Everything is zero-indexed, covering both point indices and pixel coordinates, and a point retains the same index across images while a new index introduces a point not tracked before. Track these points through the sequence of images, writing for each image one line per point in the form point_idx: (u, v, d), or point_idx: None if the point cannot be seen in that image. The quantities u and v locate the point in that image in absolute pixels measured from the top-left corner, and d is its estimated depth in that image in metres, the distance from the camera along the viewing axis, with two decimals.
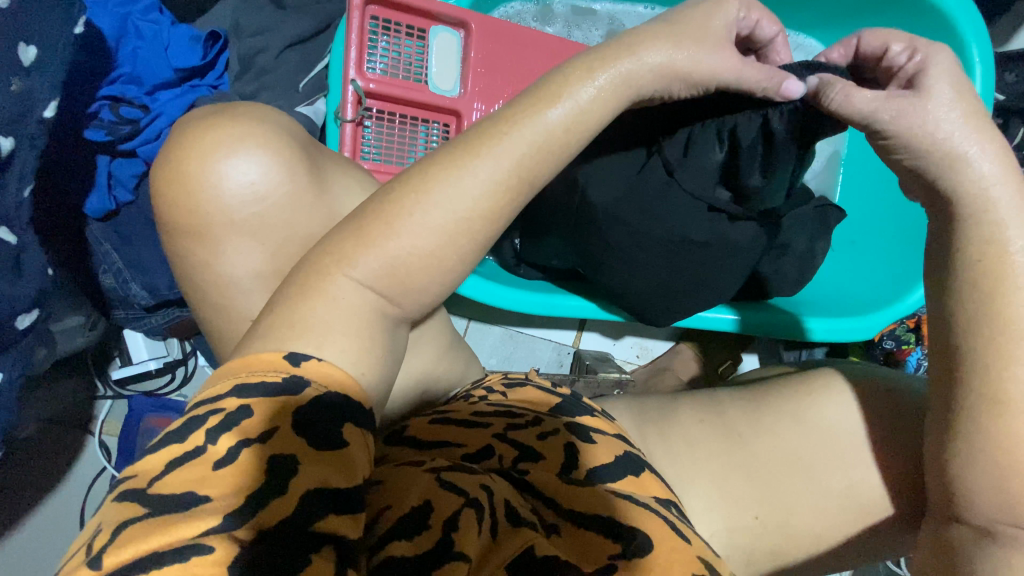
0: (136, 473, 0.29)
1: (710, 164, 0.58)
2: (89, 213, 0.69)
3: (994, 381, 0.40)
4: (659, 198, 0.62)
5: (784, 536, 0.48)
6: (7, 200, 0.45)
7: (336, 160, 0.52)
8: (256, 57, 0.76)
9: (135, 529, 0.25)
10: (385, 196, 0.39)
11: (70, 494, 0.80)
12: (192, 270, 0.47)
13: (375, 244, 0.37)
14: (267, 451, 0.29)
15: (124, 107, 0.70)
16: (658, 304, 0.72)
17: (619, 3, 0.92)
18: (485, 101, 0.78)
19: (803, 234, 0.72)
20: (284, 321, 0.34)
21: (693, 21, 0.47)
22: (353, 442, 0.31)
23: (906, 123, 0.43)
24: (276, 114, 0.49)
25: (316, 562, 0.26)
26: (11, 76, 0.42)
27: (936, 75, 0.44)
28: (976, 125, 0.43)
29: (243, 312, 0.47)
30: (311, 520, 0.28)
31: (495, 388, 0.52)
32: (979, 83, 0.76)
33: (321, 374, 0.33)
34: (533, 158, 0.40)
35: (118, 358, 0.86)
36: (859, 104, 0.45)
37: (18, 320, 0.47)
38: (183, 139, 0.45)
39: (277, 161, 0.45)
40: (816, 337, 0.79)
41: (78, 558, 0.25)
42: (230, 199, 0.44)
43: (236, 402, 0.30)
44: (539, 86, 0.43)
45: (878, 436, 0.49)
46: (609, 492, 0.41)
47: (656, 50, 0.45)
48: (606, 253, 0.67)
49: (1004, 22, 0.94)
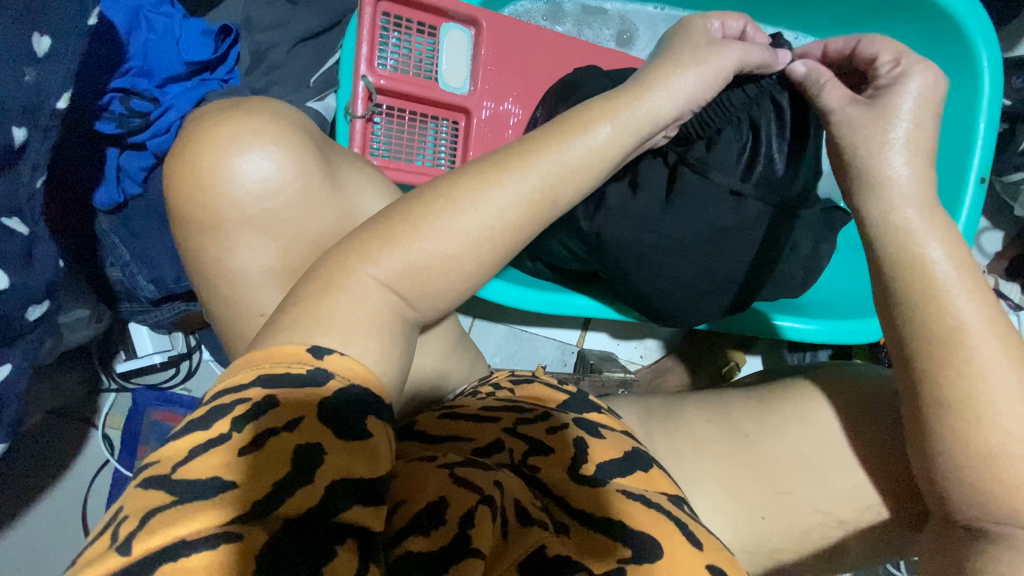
0: (159, 460, 0.29)
1: (732, 154, 0.62)
2: (98, 205, 0.68)
3: (996, 382, 0.40)
4: (687, 194, 0.63)
5: (790, 534, 0.49)
6: (20, 190, 0.45)
7: (348, 157, 0.52)
8: (267, 52, 0.76)
9: (164, 516, 0.26)
10: (413, 199, 0.40)
11: (74, 487, 0.80)
12: (203, 264, 0.47)
13: (399, 245, 0.37)
14: (292, 441, 0.29)
15: (135, 99, 0.69)
16: (680, 306, 0.71)
17: (629, 3, 0.91)
18: (494, 99, 0.79)
19: (809, 235, 0.72)
20: (307, 316, 0.34)
21: (688, 45, 0.52)
22: (377, 434, 0.31)
23: (854, 130, 0.49)
24: (287, 107, 0.49)
25: (339, 555, 0.26)
26: (23, 66, 0.42)
27: (901, 92, 0.48)
28: (922, 147, 0.47)
29: (253, 307, 0.47)
30: (336, 511, 0.28)
31: (503, 384, 0.52)
32: (986, 89, 0.76)
33: (345, 367, 0.33)
34: (556, 174, 0.41)
35: (124, 352, 0.84)
36: (828, 100, 0.52)
37: (27, 311, 0.47)
38: (199, 132, 0.45)
39: (288, 157, 0.45)
40: (787, 335, 0.79)
41: (103, 544, 0.26)
42: (242, 194, 0.44)
43: (261, 391, 0.30)
44: (566, 118, 0.45)
45: (893, 436, 0.48)
46: (619, 490, 0.41)
47: (681, 87, 0.49)
48: (630, 262, 0.68)
49: (1010, 27, 0.94)
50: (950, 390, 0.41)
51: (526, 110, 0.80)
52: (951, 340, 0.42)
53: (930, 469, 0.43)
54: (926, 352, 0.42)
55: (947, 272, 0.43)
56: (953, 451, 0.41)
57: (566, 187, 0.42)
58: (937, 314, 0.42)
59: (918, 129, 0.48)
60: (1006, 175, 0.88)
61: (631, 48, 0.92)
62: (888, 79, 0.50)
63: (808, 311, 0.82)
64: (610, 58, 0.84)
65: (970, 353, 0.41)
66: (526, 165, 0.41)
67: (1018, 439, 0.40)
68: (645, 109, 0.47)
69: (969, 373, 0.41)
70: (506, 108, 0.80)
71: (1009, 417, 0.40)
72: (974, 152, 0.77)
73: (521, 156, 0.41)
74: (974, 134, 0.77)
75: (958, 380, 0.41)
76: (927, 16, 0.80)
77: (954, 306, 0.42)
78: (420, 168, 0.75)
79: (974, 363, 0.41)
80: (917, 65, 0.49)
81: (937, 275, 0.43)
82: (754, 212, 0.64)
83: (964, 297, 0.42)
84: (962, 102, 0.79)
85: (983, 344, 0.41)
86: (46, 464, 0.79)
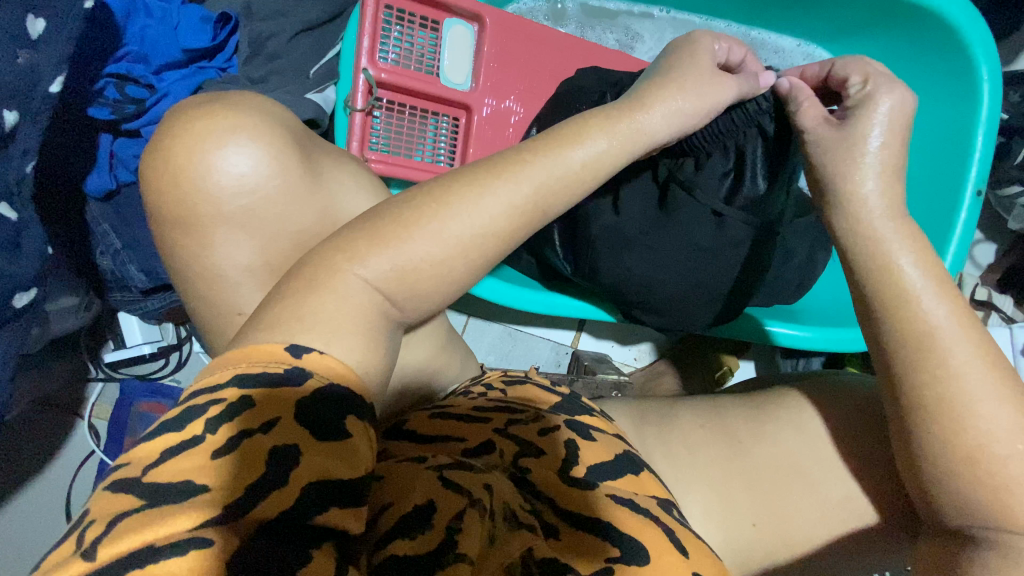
0: (129, 461, 0.29)
1: (716, 175, 0.63)
2: (88, 192, 0.67)
3: (983, 393, 0.41)
4: (672, 212, 0.65)
5: (778, 543, 0.49)
6: (9, 175, 0.44)
7: (332, 153, 0.51)
8: (267, 41, 0.73)
9: (130, 521, 0.25)
10: (404, 201, 0.39)
11: (58, 474, 0.79)
12: (186, 259, 0.46)
13: (389, 246, 0.37)
14: (268, 442, 0.29)
15: (130, 85, 0.69)
16: (672, 313, 0.72)
17: (634, 6, 0.91)
18: (495, 95, 0.78)
19: (804, 242, 0.73)
20: (291, 314, 0.34)
21: (686, 67, 0.52)
22: (356, 434, 0.31)
23: (833, 153, 0.49)
24: (273, 104, 0.48)
25: (315, 560, 0.26)
26: (17, 48, 0.41)
27: (872, 111, 0.48)
28: (894, 165, 0.48)
29: (233, 304, 0.46)
30: (312, 513, 0.28)
31: (495, 385, 0.52)
32: (986, 101, 0.77)
33: (322, 366, 0.32)
34: (547, 178, 0.41)
35: (112, 341, 0.84)
36: (807, 120, 0.51)
37: (14, 298, 0.46)
38: (172, 128, 0.44)
39: (267, 153, 0.45)
40: (781, 340, 0.79)
41: (66, 549, 0.25)
42: (220, 191, 0.44)
43: (236, 392, 0.30)
44: (565, 127, 0.45)
45: (875, 446, 0.49)
46: (608, 495, 0.41)
47: (667, 103, 0.49)
48: (622, 280, 0.70)
49: (1011, 40, 0.95)
50: (942, 402, 0.41)
51: (528, 109, 0.80)
52: (941, 351, 0.42)
53: (917, 475, 0.43)
54: (905, 359, 0.42)
55: (938, 283, 0.43)
56: (942, 460, 0.41)
57: (566, 189, 0.42)
58: (929, 325, 0.42)
59: (888, 148, 0.48)
60: (1001, 189, 0.89)
61: (635, 51, 0.92)
62: (856, 101, 0.50)
63: (801, 317, 0.83)
64: (611, 59, 0.84)
65: (959, 364, 0.41)
66: (523, 171, 0.40)
67: (1004, 451, 0.40)
68: (633, 121, 0.47)
69: (959, 386, 0.41)
70: (508, 106, 0.79)
71: (999, 428, 0.40)
72: (972, 164, 0.78)
73: (515, 159, 0.41)
74: (972, 146, 0.78)
75: (949, 393, 0.41)
76: (926, 27, 0.80)
77: (946, 319, 0.42)
78: (421, 165, 0.74)
79: (965, 377, 0.41)
80: (884, 86, 0.49)
81: (926, 287, 0.43)
82: (737, 231, 0.64)
83: (956, 310, 0.43)
84: (961, 112, 0.79)
85: (974, 354, 0.41)
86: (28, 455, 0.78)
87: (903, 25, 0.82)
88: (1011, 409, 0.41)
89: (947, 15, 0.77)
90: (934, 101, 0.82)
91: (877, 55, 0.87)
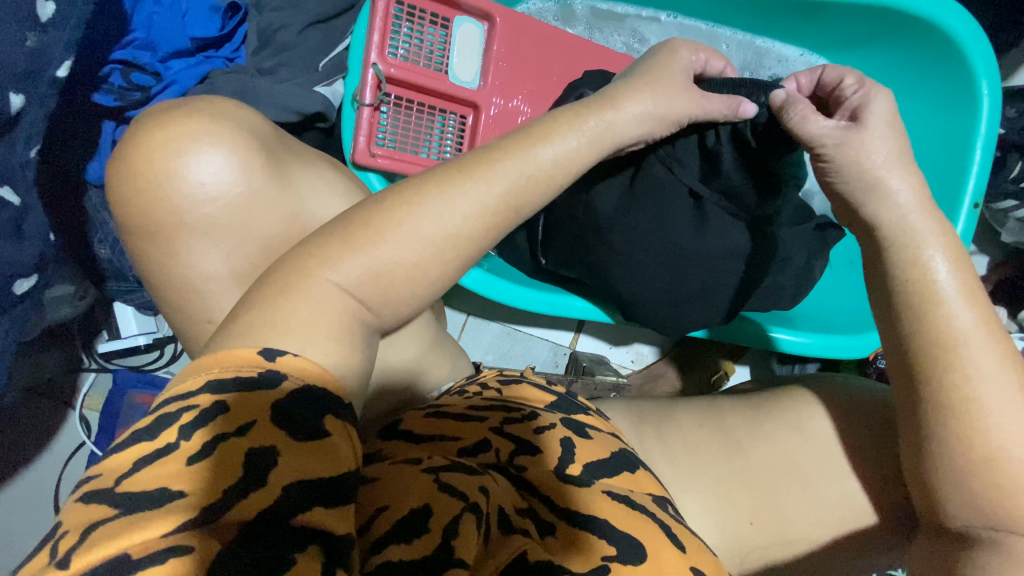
0: (101, 472, 0.28)
1: (693, 151, 0.61)
2: (89, 178, 0.67)
3: (985, 400, 0.41)
4: (646, 192, 0.65)
5: (772, 542, 0.49)
6: (14, 158, 0.44)
7: (303, 157, 0.51)
8: (277, 32, 0.72)
9: (107, 529, 0.25)
10: (375, 204, 0.39)
11: (45, 468, 0.78)
12: (165, 260, 0.45)
13: (360, 250, 0.37)
14: (245, 445, 0.28)
15: (136, 73, 0.69)
16: (656, 309, 0.73)
17: (642, 11, 0.92)
18: (504, 94, 0.79)
19: (802, 250, 0.71)
20: (265, 321, 0.33)
21: (670, 74, 0.53)
22: (336, 433, 0.30)
23: (848, 151, 0.48)
24: (240, 108, 0.48)
25: (301, 562, 0.25)
26: (27, 30, 0.41)
27: (873, 115, 0.49)
28: (903, 161, 0.48)
29: (204, 312, 0.46)
30: (295, 512, 0.27)
31: (490, 383, 0.51)
32: (983, 116, 0.79)
33: (298, 367, 0.32)
34: (538, 182, 0.42)
35: (106, 331, 0.82)
36: (811, 128, 0.49)
37: (16, 285, 0.46)
38: (133, 140, 0.44)
39: (230, 160, 0.44)
40: (775, 346, 0.80)
41: (41, 560, 0.25)
42: (184, 199, 0.43)
43: (210, 398, 0.29)
44: (537, 125, 0.46)
45: (858, 464, 0.49)
46: (605, 491, 0.41)
47: (636, 102, 0.49)
48: (608, 262, 0.70)
49: (1010, 55, 0.97)
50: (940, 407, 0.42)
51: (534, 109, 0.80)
52: (946, 354, 0.43)
53: (919, 477, 0.44)
54: None
55: (929, 299, 0.44)
56: (939, 464, 0.42)
57: (551, 188, 0.43)
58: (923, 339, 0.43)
59: (893, 151, 0.48)
60: (995, 202, 0.90)
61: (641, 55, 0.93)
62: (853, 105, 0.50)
63: (798, 322, 0.82)
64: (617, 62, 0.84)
65: (965, 366, 0.42)
66: (496, 170, 0.40)
67: (1004, 459, 0.41)
68: (611, 131, 0.47)
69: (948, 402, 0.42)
70: (515, 105, 0.79)
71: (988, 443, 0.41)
72: (970, 175, 0.79)
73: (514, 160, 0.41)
74: (971, 158, 0.80)
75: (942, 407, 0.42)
76: (931, 39, 0.80)
77: (939, 333, 0.43)
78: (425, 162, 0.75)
79: (953, 391, 0.42)
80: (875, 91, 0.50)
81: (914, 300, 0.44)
82: (717, 215, 0.65)
83: (947, 326, 0.43)
84: (962, 124, 0.81)
85: (968, 368, 0.42)
86: (22, 443, 0.78)
87: (909, 36, 0.82)
88: (1003, 425, 0.41)
89: (952, 28, 0.78)
90: (936, 112, 0.84)
91: (880, 64, 0.88)
